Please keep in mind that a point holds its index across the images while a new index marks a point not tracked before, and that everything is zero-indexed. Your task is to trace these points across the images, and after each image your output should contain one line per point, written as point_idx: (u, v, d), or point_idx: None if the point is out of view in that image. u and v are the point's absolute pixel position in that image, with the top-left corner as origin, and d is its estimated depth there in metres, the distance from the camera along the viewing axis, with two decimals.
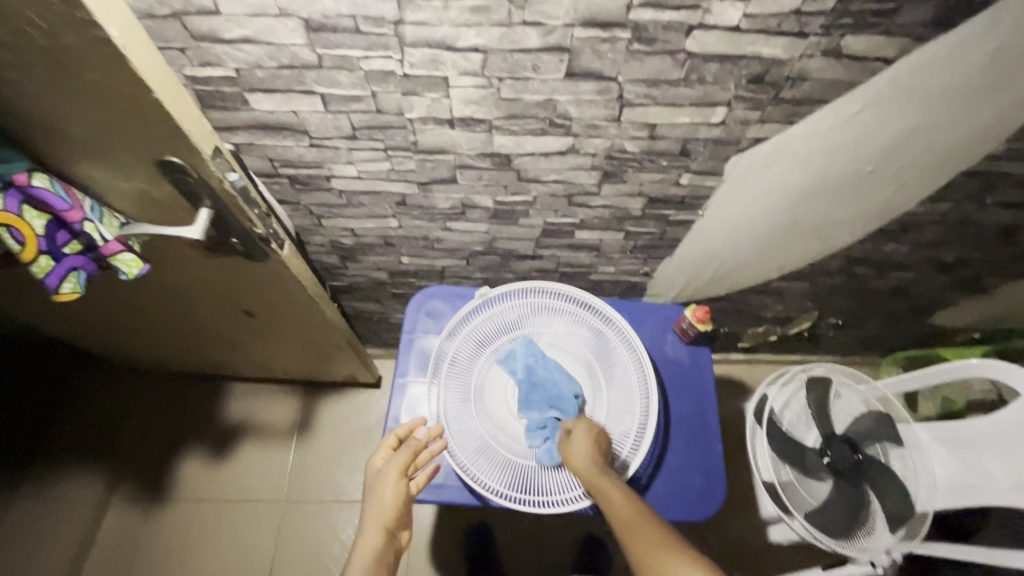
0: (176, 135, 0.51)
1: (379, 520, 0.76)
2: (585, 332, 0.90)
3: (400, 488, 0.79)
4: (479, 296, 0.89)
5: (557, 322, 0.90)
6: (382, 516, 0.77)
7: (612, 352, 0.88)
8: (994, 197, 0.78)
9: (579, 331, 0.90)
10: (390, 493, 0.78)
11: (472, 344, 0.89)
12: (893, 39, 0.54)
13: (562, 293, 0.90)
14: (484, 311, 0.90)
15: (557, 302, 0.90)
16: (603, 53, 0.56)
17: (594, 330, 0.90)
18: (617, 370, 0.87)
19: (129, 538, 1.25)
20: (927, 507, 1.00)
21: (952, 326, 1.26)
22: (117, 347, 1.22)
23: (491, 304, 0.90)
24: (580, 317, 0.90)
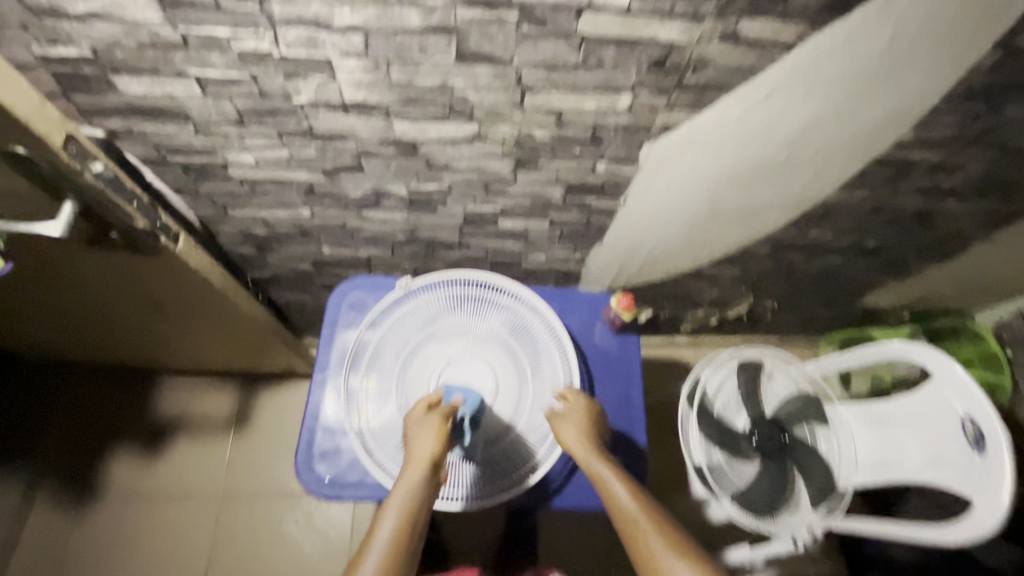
0: (12, 124, 0.46)
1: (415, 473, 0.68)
2: (512, 321, 0.86)
3: (442, 445, 0.71)
4: (400, 287, 0.85)
5: (484, 312, 0.86)
6: (418, 470, 0.68)
7: (539, 342, 0.85)
8: (907, 183, 0.79)
9: (506, 321, 0.86)
10: (427, 450, 0.70)
11: (394, 337, 0.85)
12: (790, 24, 0.52)
13: (489, 282, 0.85)
14: (407, 303, 0.86)
15: (484, 291, 0.86)
16: (493, 35, 0.52)
17: (522, 319, 0.86)
18: (543, 360, 0.85)
19: (55, 541, 1.20)
20: (847, 485, 1.02)
21: (883, 307, 1.29)
22: (25, 347, 1.13)
23: (414, 294, 0.86)
24: (508, 306, 0.86)
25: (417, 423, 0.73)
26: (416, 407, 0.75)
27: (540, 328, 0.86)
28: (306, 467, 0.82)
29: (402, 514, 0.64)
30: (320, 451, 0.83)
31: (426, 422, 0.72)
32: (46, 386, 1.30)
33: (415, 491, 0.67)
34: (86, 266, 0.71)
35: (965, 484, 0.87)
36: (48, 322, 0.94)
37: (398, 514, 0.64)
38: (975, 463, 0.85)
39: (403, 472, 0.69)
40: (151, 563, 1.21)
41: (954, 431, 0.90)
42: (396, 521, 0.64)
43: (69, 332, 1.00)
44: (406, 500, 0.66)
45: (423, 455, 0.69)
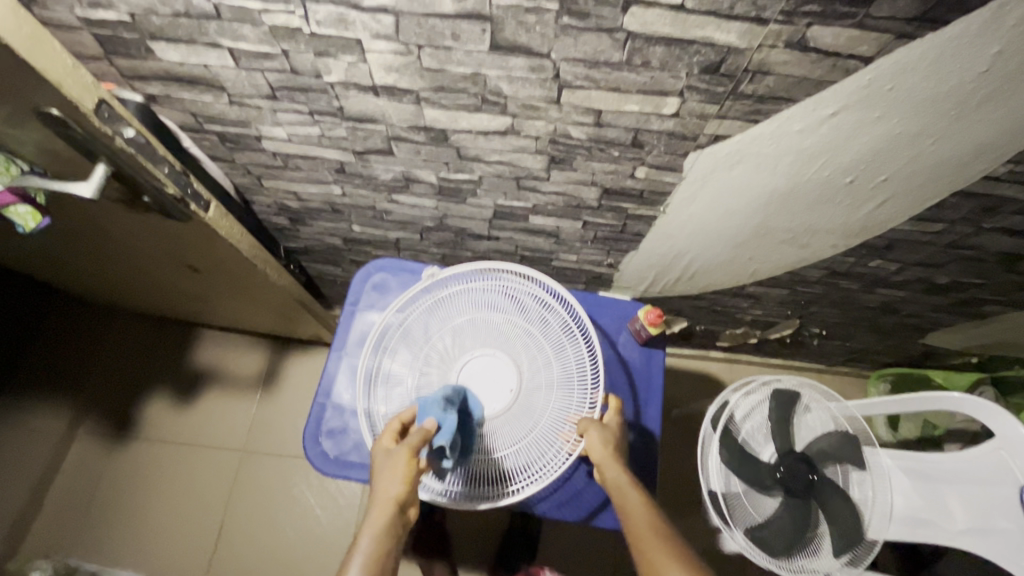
0: (46, 88, 0.47)
1: (383, 515, 0.62)
2: (551, 327, 0.76)
3: (409, 483, 0.64)
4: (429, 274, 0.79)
5: (519, 310, 0.77)
6: (384, 511, 0.62)
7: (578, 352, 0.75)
8: (991, 222, 0.70)
9: (544, 326, 0.76)
10: (394, 489, 0.63)
11: (420, 324, 0.79)
12: (869, 34, 0.46)
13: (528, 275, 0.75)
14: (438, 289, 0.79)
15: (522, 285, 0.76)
16: (530, 25, 0.48)
17: (563, 325, 0.76)
18: (575, 372, 0.75)
19: (91, 471, 1.28)
20: (877, 537, 0.96)
21: (946, 349, 1.17)
22: (78, 289, 1.19)
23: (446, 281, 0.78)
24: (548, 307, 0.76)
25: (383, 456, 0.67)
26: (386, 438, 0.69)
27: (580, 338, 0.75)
28: (312, 442, 0.83)
29: (367, 559, 0.58)
30: (327, 427, 0.84)
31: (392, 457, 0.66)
32: (95, 326, 1.36)
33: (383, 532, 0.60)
34: (124, 224, 0.73)
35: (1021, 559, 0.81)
36: (95, 270, 0.98)
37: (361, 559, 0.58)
38: None
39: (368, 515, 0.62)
40: (175, 506, 1.28)
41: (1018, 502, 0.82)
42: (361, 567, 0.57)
43: (115, 280, 1.04)
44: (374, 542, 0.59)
45: (389, 496, 0.63)
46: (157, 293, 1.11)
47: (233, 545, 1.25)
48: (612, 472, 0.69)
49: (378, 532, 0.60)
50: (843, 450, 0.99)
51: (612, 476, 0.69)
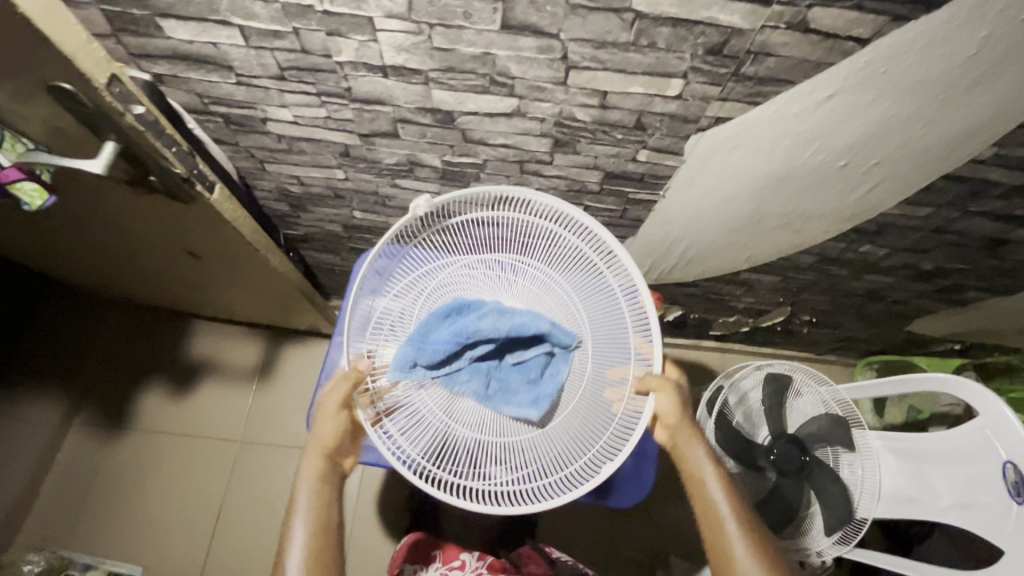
0: (61, 61, 0.48)
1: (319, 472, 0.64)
2: (572, 265, 0.73)
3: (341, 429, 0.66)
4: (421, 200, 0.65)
5: (536, 254, 0.74)
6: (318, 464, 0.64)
7: (607, 300, 0.71)
8: (977, 206, 0.73)
9: (562, 266, 0.74)
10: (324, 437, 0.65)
11: (415, 295, 0.75)
12: (866, 16, 0.48)
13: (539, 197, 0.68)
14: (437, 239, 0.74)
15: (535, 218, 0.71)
16: (541, 5, 0.50)
17: (584, 262, 0.72)
18: (608, 329, 0.72)
19: (85, 461, 1.28)
20: (866, 515, 0.99)
21: (932, 336, 1.21)
22: (73, 278, 1.18)
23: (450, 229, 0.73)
24: (562, 239, 0.72)
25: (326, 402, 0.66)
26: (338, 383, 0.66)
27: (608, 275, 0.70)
28: None
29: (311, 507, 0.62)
30: None
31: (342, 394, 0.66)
32: (91, 317, 1.36)
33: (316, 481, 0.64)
34: (129, 207, 0.73)
35: (997, 532, 0.82)
36: (94, 257, 0.98)
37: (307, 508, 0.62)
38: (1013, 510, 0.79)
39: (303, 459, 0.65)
40: (170, 496, 1.27)
41: (994, 475, 0.83)
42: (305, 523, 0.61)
43: (114, 268, 1.04)
44: (317, 490, 0.63)
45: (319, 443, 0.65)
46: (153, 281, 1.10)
47: (228, 536, 1.25)
48: (693, 452, 0.68)
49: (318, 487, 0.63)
50: (834, 432, 1.01)
51: (690, 458, 0.67)
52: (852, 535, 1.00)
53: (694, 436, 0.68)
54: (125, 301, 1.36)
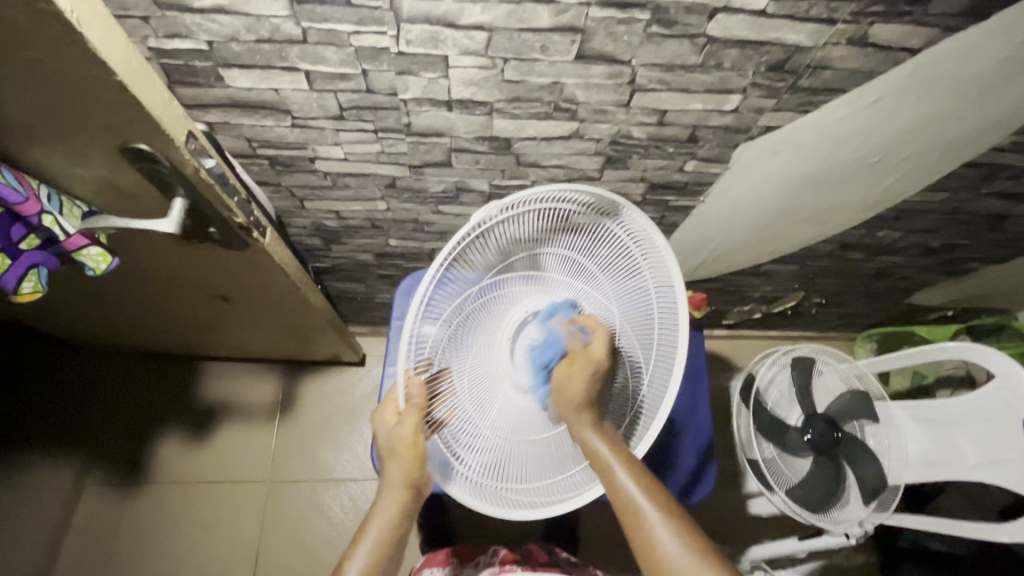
0: (149, 124, 0.46)
1: (393, 508, 0.61)
2: (608, 260, 0.59)
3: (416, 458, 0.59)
4: (486, 207, 0.52)
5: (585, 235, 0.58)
6: (396, 501, 0.61)
7: (641, 298, 0.57)
8: (990, 187, 0.79)
9: (601, 270, 0.59)
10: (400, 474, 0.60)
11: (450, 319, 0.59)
12: (922, 29, 0.52)
13: (592, 198, 0.54)
14: (473, 257, 0.57)
15: (574, 220, 0.56)
16: (618, 35, 0.51)
17: (630, 268, 0.58)
18: (638, 326, 0.58)
19: (102, 526, 1.17)
20: (899, 481, 1.04)
21: (929, 305, 1.29)
22: (74, 335, 1.10)
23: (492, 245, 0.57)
24: (607, 235, 0.57)
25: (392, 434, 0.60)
26: (405, 417, 0.58)
27: (642, 274, 0.57)
28: None
29: (376, 543, 0.61)
30: None
31: (410, 427, 0.58)
32: (88, 372, 1.26)
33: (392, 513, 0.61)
34: (174, 256, 0.69)
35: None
36: (110, 310, 0.91)
37: (370, 546, 0.60)
38: None
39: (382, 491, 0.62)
40: (201, 550, 1.17)
41: (1014, 432, 0.89)
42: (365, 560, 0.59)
43: (130, 320, 0.98)
44: (387, 527, 0.61)
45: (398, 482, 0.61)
46: (169, 328, 1.03)
47: None
48: (590, 437, 0.56)
49: (389, 523, 0.61)
50: (859, 407, 1.06)
51: (598, 453, 0.55)
52: (891, 501, 1.03)
53: (587, 416, 0.57)
54: (124, 350, 1.27)
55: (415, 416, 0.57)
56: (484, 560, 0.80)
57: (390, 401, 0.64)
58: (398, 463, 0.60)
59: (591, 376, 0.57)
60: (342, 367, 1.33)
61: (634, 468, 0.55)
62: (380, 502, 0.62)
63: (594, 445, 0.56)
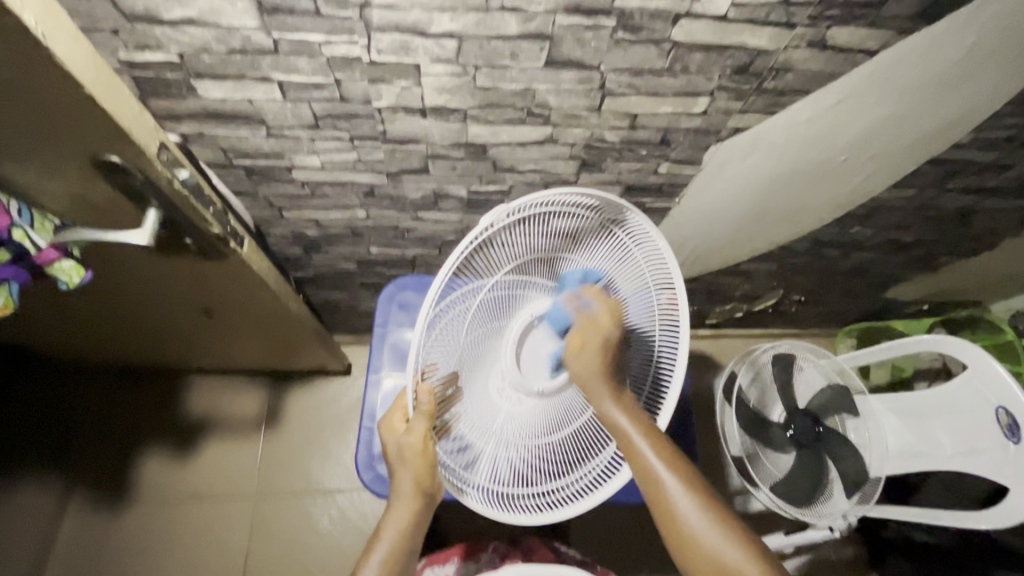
0: (120, 136, 0.46)
1: (404, 520, 0.60)
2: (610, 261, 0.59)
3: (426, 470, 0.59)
4: (493, 211, 0.50)
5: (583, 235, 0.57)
6: (407, 513, 0.60)
7: (642, 298, 0.58)
8: (956, 182, 0.81)
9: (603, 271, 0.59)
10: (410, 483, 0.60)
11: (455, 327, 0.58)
12: (878, 31, 0.54)
13: (599, 204, 0.54)
14: (480, 262, 0.55)
15: (579, 225, 0.56)
16: (586, 41, 0.52)
17: (632, 271, 0.58)
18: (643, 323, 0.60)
19: (83, 545, 1.15)
20: (881, 474, 1.02)
21: (906, 300, 1.31)
22: (52, 351, 1.08)
23: (507, 247, 0.55)
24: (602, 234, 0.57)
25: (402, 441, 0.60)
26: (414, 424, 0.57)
27: (642, 274, 0.58)
28: (366, 468, 0.82)
29: (388, 553, 0.60)
30: (379, 453, 0.83)
31: (418, 435, 0.57)
32: (66, 389, 1.24)
33: (405, 525, 0.60)
34: (154, 268, 0.68)
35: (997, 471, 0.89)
36: (89, 325, 0.90)
37: (382, 556, 0.60)
38: (1008, 451, 0.86)
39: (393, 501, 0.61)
40: (189, 566, 1.16)
41: (987, 420, 0.91)
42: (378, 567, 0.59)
43: (112, 335, 0.97)
44: (398, 538, 0.60)
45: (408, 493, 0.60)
46: (149, 342, 1.02)
47: None
48: (609, 412, 0.56)
49: (399, 532, 0.60)
50: (840, 400, 1.06)
51: (619, 424, 0.55)
52: (872, 493, 1.02)
53: (605, 386, 0.56)
54: (103, 365, 1.25)
55: (423, 422, 0.57)
56: (486, 558, 0.80)
57: (400, 411, 0.65)
58: (406, 469, 0.60)
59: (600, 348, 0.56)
60: (328, 377, 1.32)
61: (662, 447, 0.55)
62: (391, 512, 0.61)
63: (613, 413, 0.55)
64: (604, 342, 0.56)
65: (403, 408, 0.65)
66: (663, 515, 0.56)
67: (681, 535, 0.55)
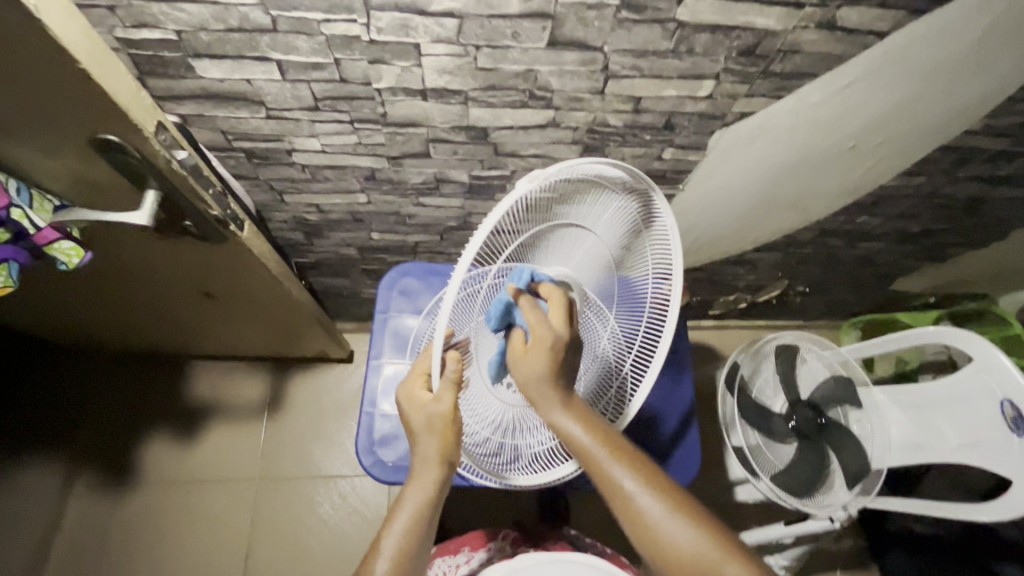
0: (117, 115, 0.46)
1: (428, 488, 0.53)
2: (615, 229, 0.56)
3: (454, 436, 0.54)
4: (533, 176, 0.45)
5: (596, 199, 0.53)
6: (436, 478, 0.53)
7: (635, 292, 0.61)
8: (965, 171, 0.80)
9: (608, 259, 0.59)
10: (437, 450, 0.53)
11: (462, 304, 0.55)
12: (889, 11, 0.53)
13: (625, 180, 0.51)
14: (491, 241, 0.51)
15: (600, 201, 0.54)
16: (589, 20, 0.51)
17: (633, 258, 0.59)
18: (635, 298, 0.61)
19: (88, 526, 1.16)
20: (882, 465, 1.01)
21: (912, 292, 1.30)
22: (56, 334, 1.09)
23: (521, 217, 0.50)
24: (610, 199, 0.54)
25: (430, 410, 0.53)
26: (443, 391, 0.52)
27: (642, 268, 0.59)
28: (365, 453, 0.82)
29: (411, 524, 0.53)
30: (380, 438, 0.83)
31: (449, 403, 0.52)
32: (72, 372, 1.25)
33: (432, 495, 0.54)
34: (155, 250, 0.68)
35: (1001, 463, 0.88)
36: (93, 308, 0.90)
37: (405, 526, 0.53)
38: (1012, 444, 0.86)
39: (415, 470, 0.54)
40: (193, 549, 1.17)
41: (991, 413, 0.90)
42: (399, 539, 0.52)
43: (115, 318, 0.97)
44: (422, 510, 0.53)
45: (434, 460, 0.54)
46: (151, 326, 1.02)
47: None
48: (560, 421, 0.53)
49: (424, 499, 0.53)
50: (844, 392, 1.05)
51: (569, 430, 0.52)
52: (874, 485, 1.01)
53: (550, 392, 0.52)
54: (108, 350, 1.25)
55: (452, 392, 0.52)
56: (495, 546, 0.80)
57: (416, 376, 0.57)
58: (433, 438, 0.53)
59: (547, 354, 0.51)
60: (330, 364, 1.33)
61: (613, 446, 0.53)
62: (411, 483, 0.54)
63: (561, 419, 0.53)
64: (551, 344, 0.51)
65: (420, 374, 0.57)
66: (625, 514, 0.51)
67: (638, 525, 0.51)
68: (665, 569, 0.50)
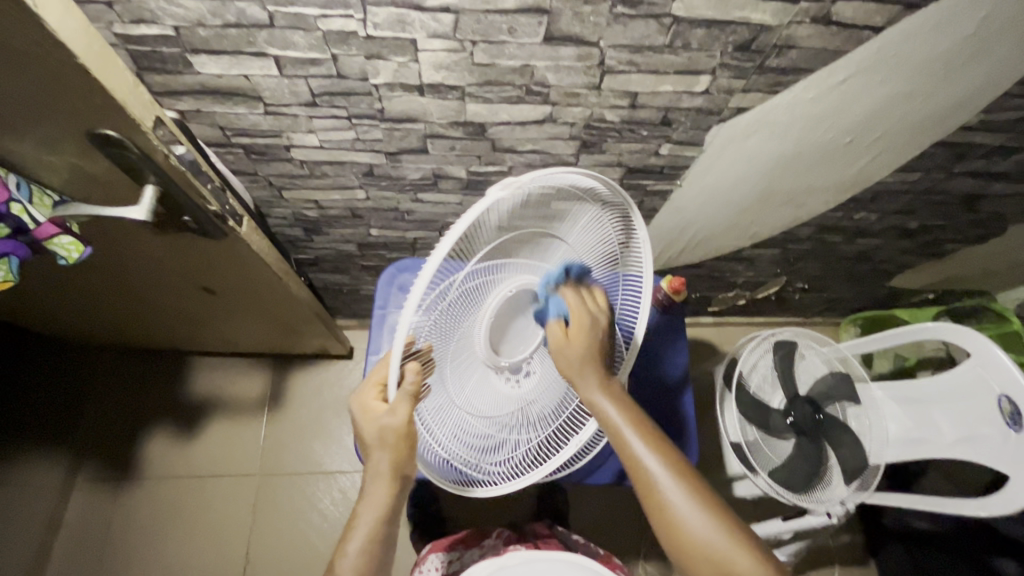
0: (117, 110, 0.47)
1: (381, 505, 0.54)
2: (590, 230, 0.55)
3: (399, 452, 0.53)
4: (510, 183, 0.43)
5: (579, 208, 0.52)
6: (385, 495, 0.54)
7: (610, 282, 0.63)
8: (963, 166, 0.80)
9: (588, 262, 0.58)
10: (388, 468, 0.53)
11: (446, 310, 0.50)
12: (884, 6, 0.53)
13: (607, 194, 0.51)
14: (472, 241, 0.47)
15: (575, 214, 0.53)
16: (585, 16, 0.52)
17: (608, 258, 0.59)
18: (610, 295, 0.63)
19: (91, 522, 1.16)
20: (879, 461, 1.02)
21: (911, 288, 1.29)
22: (57, 331, 1.10)
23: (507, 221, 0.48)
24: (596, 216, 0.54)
25: (381, 423, 0.52)
26: (396, 403, 0.50)
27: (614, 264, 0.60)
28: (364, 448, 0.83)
29: (367, 540, 0.54)
30: None
31: (403, 416, 0.50)
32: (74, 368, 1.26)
33: (385, 510, 0.54)
34: (159, 245, 0.69)
35: (998, 458, 0.88)
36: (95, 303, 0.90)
37: (361, 544, 0.54)
38: (1009, 438, 0.85)
39: (366, 483, 0.55)
40: (195, 544, 1.17)
41: (989, 407, 0.90)
42: (355, 560, 0.53)
43: (116, 315, 0.98)
44: (376, 525, 0.54)
45: (383, 475, 0.53)
46: (152, 322, 1.02)
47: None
48: (597, 400, 0.57)
49: (377, 518, 0.54)
50: (843, 389, 1.05)
51: (605, 412, 0.57)
52: (871, 481, 1.01)
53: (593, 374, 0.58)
54: (109, 346, 1.26)
55: (406, 405, 0.50)
56: (488, 543, 0.81)
57: (371, 388, 0.57)
58: (385, 453, 0.53)
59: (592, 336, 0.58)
60: (330, 360, 1.33)
61: (641, 425, 0.57)
62: (365, 496, 0.54)
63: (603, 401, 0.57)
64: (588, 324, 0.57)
65: (375, 385, 0.57)
66: (644, 492, 0.55)
67: (654, 501, 0.54)
68: (678, 551, 0.53)
